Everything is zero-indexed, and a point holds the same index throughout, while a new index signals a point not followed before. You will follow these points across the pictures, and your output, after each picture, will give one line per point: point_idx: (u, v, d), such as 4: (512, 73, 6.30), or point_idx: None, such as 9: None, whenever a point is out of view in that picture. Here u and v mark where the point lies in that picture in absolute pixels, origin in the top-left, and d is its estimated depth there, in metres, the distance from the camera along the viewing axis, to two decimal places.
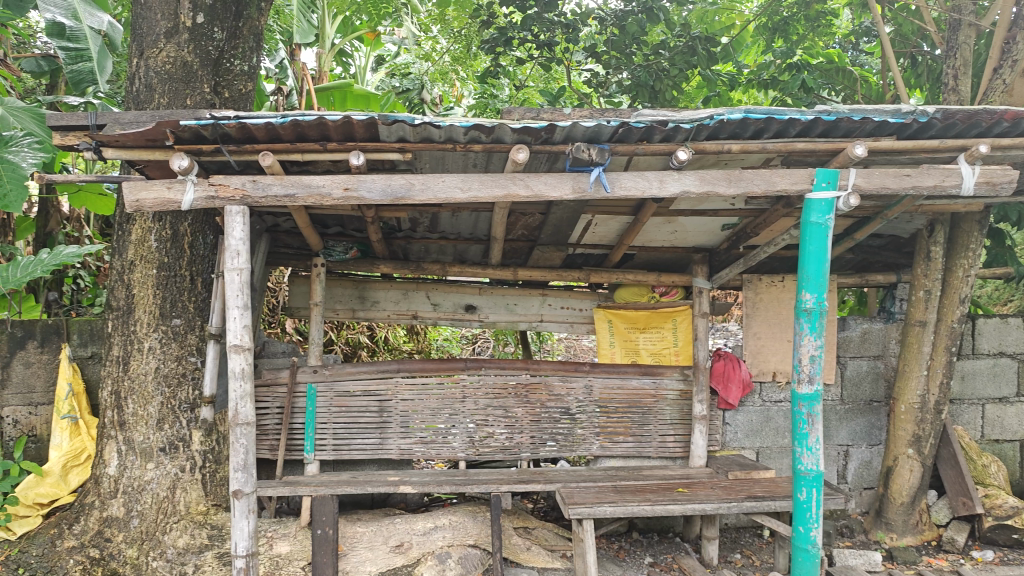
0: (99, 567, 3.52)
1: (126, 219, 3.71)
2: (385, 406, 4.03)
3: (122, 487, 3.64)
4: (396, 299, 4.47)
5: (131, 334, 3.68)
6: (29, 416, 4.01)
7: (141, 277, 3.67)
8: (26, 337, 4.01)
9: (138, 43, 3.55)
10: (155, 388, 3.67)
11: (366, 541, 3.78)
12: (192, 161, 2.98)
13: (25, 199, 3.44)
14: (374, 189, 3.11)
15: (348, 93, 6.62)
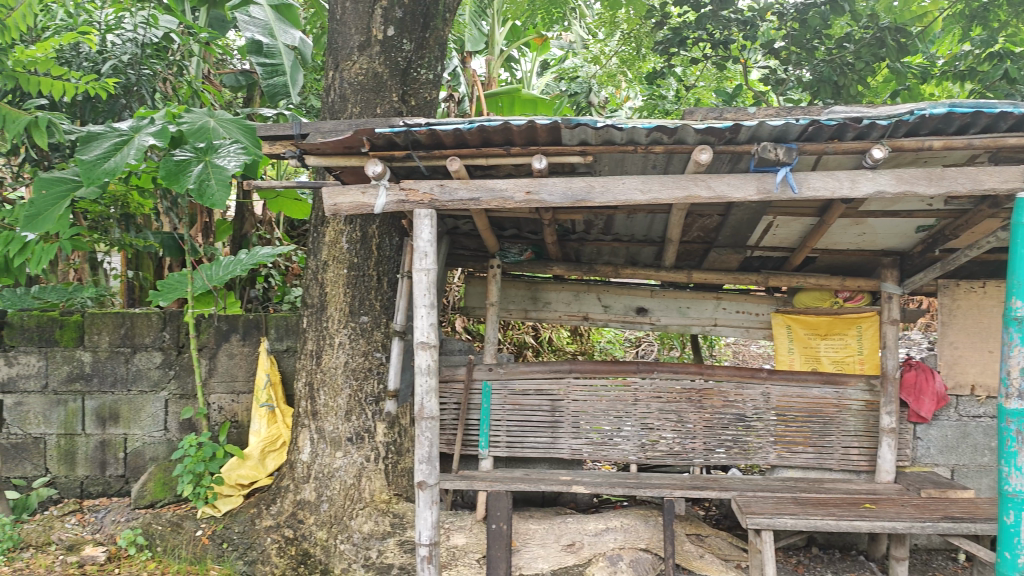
0: (293, 546, 3.79)
1: (320, 222, 3.95)
2: (557, 406, 4.08)
3: (314, 473, 3.88)
4: (568, 300, 4.51)
5: (323, 330, 3.91)
6: (232, 403, 4.34)
7: (333, 276, 3.90)
8: (230, 331, 4.35)
9: (334, 56, 3.79)
10: (344, 381, 3.88)
11: (539, 538, 3.84)
12: (384, 167, 3.15)
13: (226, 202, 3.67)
14: (555, 192, 3.15)
15: (517, 99, 6.76)
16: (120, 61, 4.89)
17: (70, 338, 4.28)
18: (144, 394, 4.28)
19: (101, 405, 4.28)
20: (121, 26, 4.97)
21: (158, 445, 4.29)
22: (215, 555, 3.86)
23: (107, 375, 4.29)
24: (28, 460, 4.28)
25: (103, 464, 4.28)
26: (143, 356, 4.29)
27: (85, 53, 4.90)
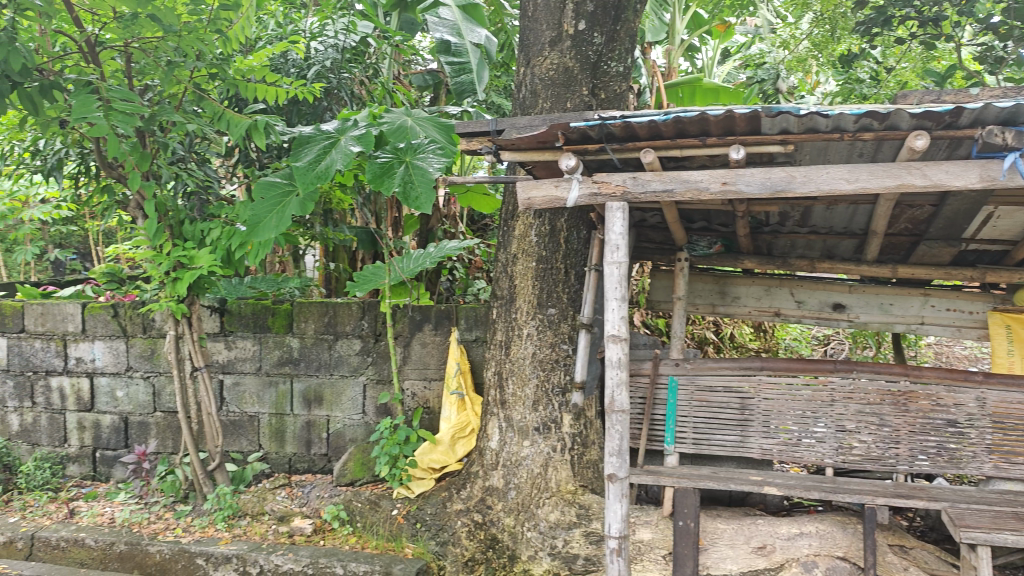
0: (482, 531, 3.92)
1: (510, 216, 4.02)
2: (747, 403, 3.95)
3: (502, 460, 3.97)
4: (758, 295, 4.36)
5: (512, 321, 3.99)
6: (424, 390, 4.52)
7: (522, 269, 3.97)
8: (423, 321, 4.54)
9: (526, 53, 3.88)
10: (531, 371, 3.94)
11: (727, 538, 3.75)
12: (577, 161, 3.19)
13: (433, 202, 3.80)
14: (753, 182, 3.04)
15: (697, 88, 6.50)
16: (323, 67, 5.21)
17: (281, 325, 4.61)
18: (345, 378, 4.55)
19: (307, 388, 4.59)
20: (324, 33, 5.28)
21: (357, 427, 4.55)
22: (410, 534, 4.06)
23: (312, 360, 4.58)
24: (245, 436, 4.69)
25: (309, 443, 4.60)
26: (344, 343, 4.55)
27: (293, 60, 5.29)
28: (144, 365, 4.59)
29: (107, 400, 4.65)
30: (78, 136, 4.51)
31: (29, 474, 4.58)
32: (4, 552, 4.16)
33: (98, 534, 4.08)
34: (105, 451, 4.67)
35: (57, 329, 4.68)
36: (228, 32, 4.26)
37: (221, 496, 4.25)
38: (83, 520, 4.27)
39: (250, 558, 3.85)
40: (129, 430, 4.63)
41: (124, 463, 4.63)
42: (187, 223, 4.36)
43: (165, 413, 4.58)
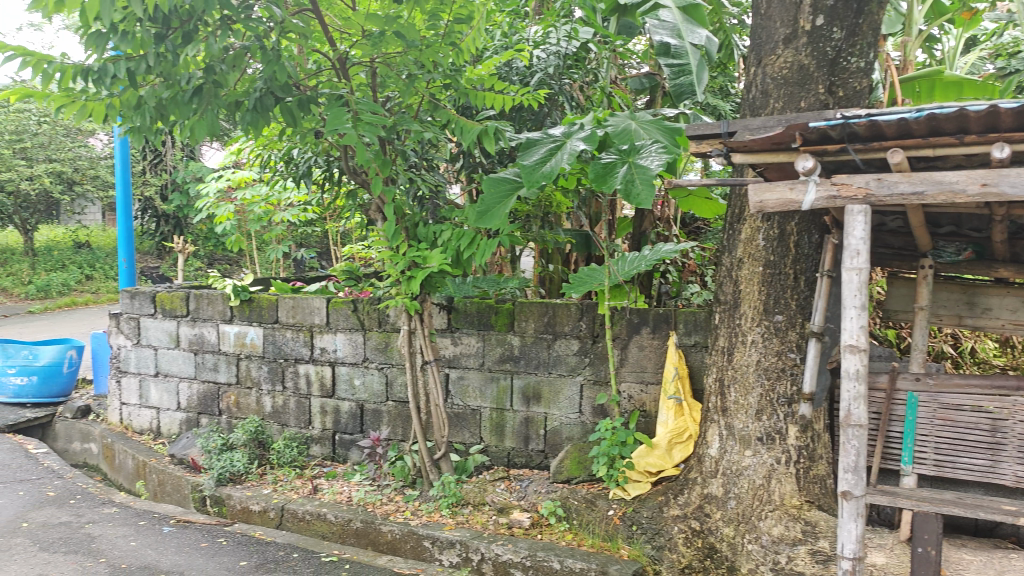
0: (700, 539, 3.85)
1: (737, 219, 3.91)
2: (1000, 426, 3.61)
3: (722, 469, 3.88)
4: (1015, 307, 3.97)
5: (736, 327, 3.88)
6: (641, 393, 4.49)
7: (748, 274, 3.84)
8: (641, 324, 4.47)
9: (758, 52, 3.79)
10: (756, 379, 3.80)
11: (974, 571, 3.44)
12: (815, 161, 3.05)
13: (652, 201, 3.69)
14: (1019, 183, 2.77)
15: (937, 83, 5.92)
16: (546, 73, 5.35)
17: (503, 323, 4.76)
18: (563, 377, 4.62)
19: (526, 385, 4.71)
20: (547, 41, 5.40)
21: (574, 426, 4.62)
22: (625, 535, 4.06)
23: (532, 358, 4.70)
24: (467, 429, 4.92)
25: (527, 438, 4.73)
26: (563, 343, 4.61)
27: (517, 68, 5.47)
28: (378, 357, 4.92)
29: (346, 387, 5.03)
30: (327, 146, 4.93)
31: (280, 452, 5.03)
32: (258, 520, 4.58)
33: (338, 510, 4.43)
34: (343, 434, 5.06)
35: (304, 321, 5.11)
36: (461, 45, 4.51)
37: (446, 484, 4.49)
38: (324, 496, 4.65)
39: (472, 545, 4.03)
40: (364, 417, 4.99)
41: (359, 447, 4.99)
42: (421, 226, 4.65)
43: (397, 403, 4.90)
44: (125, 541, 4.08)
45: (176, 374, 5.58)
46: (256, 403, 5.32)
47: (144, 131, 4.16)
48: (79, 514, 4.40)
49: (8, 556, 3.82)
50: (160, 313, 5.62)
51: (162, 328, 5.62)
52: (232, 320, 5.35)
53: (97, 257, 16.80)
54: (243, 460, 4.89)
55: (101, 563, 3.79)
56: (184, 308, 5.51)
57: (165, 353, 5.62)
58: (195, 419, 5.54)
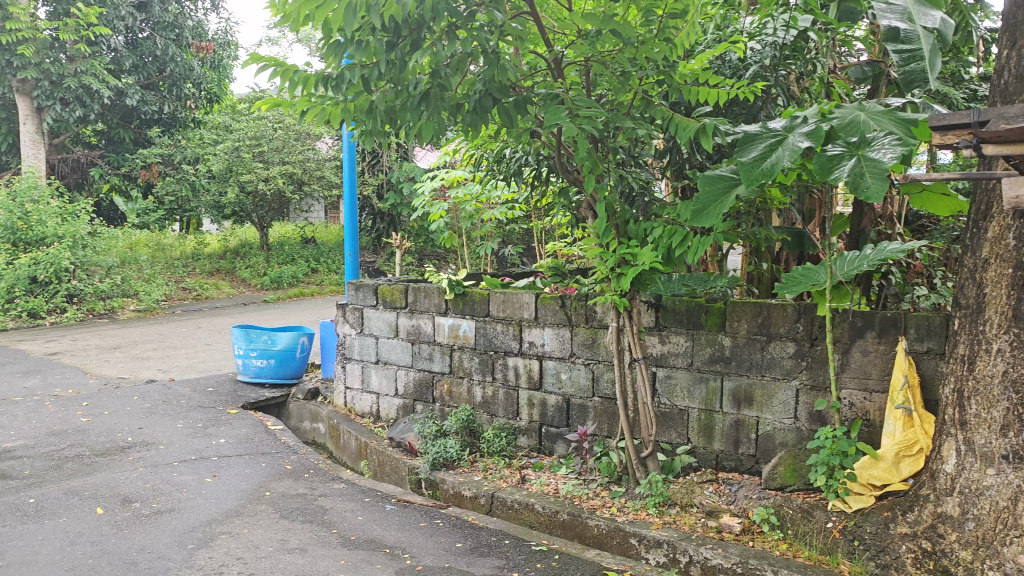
0: (931, 561, 3.59)
1: (984, 216, 3.59)
2: None
3: (959, 487, 3.55)
4: None
5: (979, 334, 3.55)
6: (864, 401, 4.21)
7: (995, 276, 3.48)
8: (865, 327, 4.19)
9: (1011, 33, 3.47)
10: (1002, 392, 3.41)
11: None
12: None
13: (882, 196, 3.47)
14: None
15: None
16: (761, 66, 5.14)
17: (713, 323, 4.63)
18: (777, 381, 4.43)
19: (737, 387, 4.57)
20: (763, 32, 5.21)
21: (788, 432, 4.42)
22: (846, 551, 3.87)
23: (744, 360, 4.54)
24: (674, 428, 4.85)
25: (737, 442, 4.60)
26: (778, 345, 4.41)
27: (730, 61, 5.38)
28: (585, 352, 4.93)
29: (553, 381, 5.09)
30: (540, 145, 5.02)
31: (490, 441, 5.21)
32: (469, 505, 4.76)
33: (545, 502, 4.51)
34: (550, 427, 5.12)
35: (514, 315, 5.25)
36: (676, 39, 4.44)
37: (654, 483, 4.46)
38: (532, 486, 4.76)
39: (681, 547, 3.97)
40: (570, 411, 5.03)
41: (565, 441, 5.05)
42: (631, 223, 4.63)
43: (603, 399, 4.89)
44: (353, 516, 4.39)
45: (395, 362, 5.93)
46: (467, 393, 5.53)
47: (375, 133, 4.43)
48: (313, 487, 4.78)
49: (255, 521, 4.23)
50: (382, 305, 6.00)
51: (384, 319, 5.99)
52: (447, 312, 5.60)
53: (321, 253, 18.19)
54: (456, 447, 5.12)
55: (334, 534, 4.11)
56: (403, 300, 5.85)
57: (385, 341, 5.98)
58: (410, 405, 5.86)
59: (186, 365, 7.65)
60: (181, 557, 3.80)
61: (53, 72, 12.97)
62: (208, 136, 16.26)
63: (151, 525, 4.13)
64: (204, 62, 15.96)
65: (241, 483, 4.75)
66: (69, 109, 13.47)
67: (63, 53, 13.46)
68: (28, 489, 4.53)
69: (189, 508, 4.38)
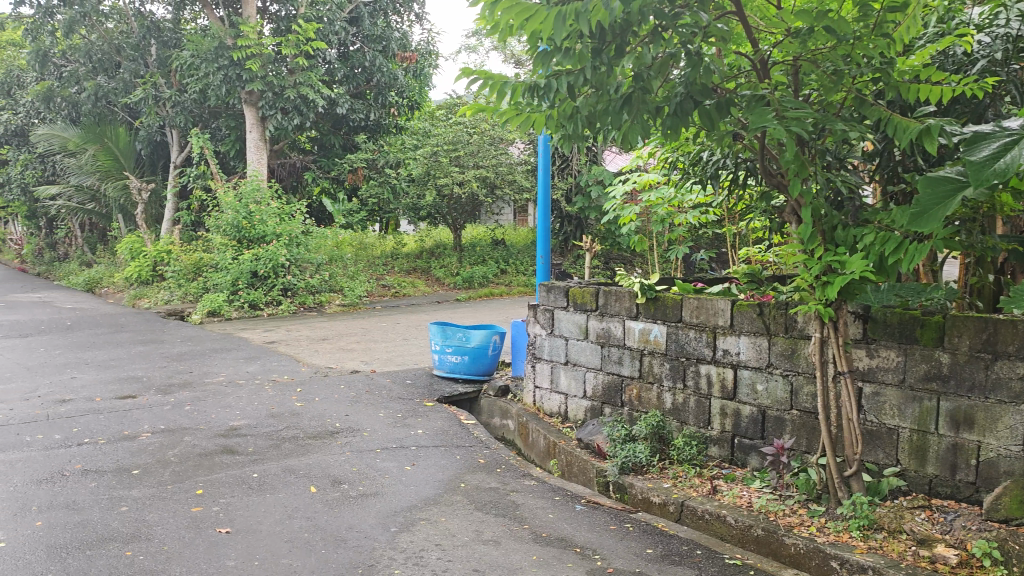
0: None
1: None
2: None
3: None
4: None
5: None
6: None
7: None
8: None
9: None
10: None
11: None
12: None
13: None
14: None
15: None
16: (990, 61, 4.72)
17: (930, 337, 4.30)
18: (1004, 405, 4.03)
19: (956, 408, 4.22)
20: (994, 24, 4.84)
21: (1014, 461, 4.02)
22: None
23: (964, 379, 4.18)
24: (881, 448, 4.56)
25: (954, 467, 4.26)
26: (1005, 365, 4.01)
27: (955, 56, 4.96)
28: (784, 363, 4.72)
29: (748, 391, 4.92)
30: (742, 147, 4.89)
31: (680, 448, 5.14)
32: (658, 512, 4.70)
33: (738, 514, 4.38)
34: (743, 439, 4.96)
35: (708, 322, 5.12)
36: (895, 34, 4.19)
37: (858, 504, 4.20)
38: (724, 498, 4.64)
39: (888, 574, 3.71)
40: (766, 423, 4.84)
41: (760, 453, 4.86)
42: (839, 229, 4.37)
43: (802, 412, 4.67)
44: (545, 513, 4.47)
45: (584, 364, 5.97)
46: (657, 398, 5.46)
47: (576, 138, 4.50)
48: (505, 482, 4.93)
49: (452, 511, 4.41)
50: (573, 307, 6.07)
51: (574, 320, 6.05)
52: (638, 316, 5.57)
53: (511, 254, 18.61)
54: (645, 452, 5.09)
55: (526, 529, 4.20)
56: (594, 303, 5.89)
57: (575, 343, 6.04)
58: (599, 407, 5.88)
59: (386, 358, 8.09)
60: (385, 538, 4.03)
61: (276, 84, 14.14)
62: (408, 142, 17.13)
63: (358, 507, 4.41)
64: (408, 72, 16.82)
65: (437, 473, 4.97)
66: (288, 118, 14.65)
67: (284, 66, 14.65)
68: (252, 464, 4.98)
69: (391, 492, 4.64)
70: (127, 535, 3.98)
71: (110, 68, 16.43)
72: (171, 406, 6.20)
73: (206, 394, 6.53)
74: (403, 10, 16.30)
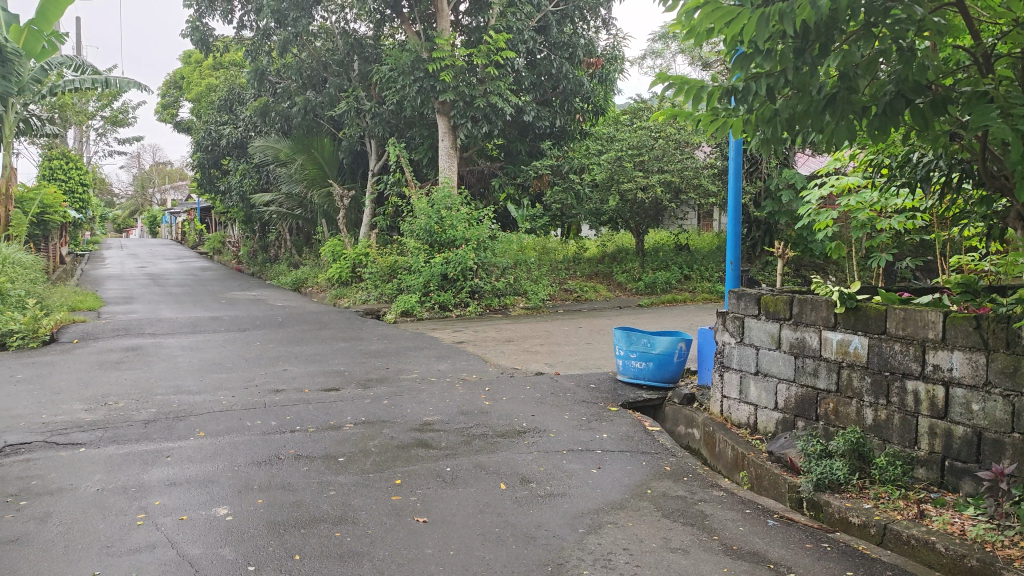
0: None
1: None
2: None
3: None
4: None
5: None
6: None
7: None
8: None
9: None
10: None
11: None
12: None
13: None
14: None
15: None
16: None
17: None
18: None
19: None
20: None
21: None
22: None
23: None
24: None
25: None
26: None
27: None
28: (1004, 382, 4.28)
29: (961, 411, 4.52)
30: (958, 147, 4.55)
31: (882, 468, 4.82)
32: (858, 534, 4.45)
33: (949, 542, 4.03)
34: (955, 461, 4.58)
35: (917, 334, 4.75)
36: None
37: None
38: (933, 523, 4.29)
39: None
40: (982, 446, 4.43)
41: (975, 479, 4.46)
42: None
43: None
44: (735, 525, 4.37)
45: (776, 374, 5.77)
46: (856, 414, 5.16)
47: (773, 141, 4.36)
48: (693, 491, 4.86)
49: (639, 516, 4.40)
50: (764, 315, 5.89)
51: (765, 329, 5.88)
52: (836, 326, 5.29)
53: (695, 260, 18.25)
54: (844, 469, 4.82)
55: (716, 540, 4.12)
56: (787, 312, 5.69)
57: (765, 353, 5.86)
58: (791, 421, 5.66)
59: (570, 361, 8.21)
60: (573, 539, 4.09)
61: (467, 93, 14.69)
62: (592, 148, 17.28)
63: (546, 506, 4.51)
64: (593, 78, 16.96)
65: (624, 478, 4.98)
66: (478, 126, 15.16)
67: (475, 76, 15.18)
68: (445, 459, 5.21)
69: (578, 494, 4.70)
70: (335, 518, 4.28)
71: (318, 83, 17.72)
72: (371, 399, 6.60)
73: (402, 389, 6.90)
74: (590, 17, 16.46)
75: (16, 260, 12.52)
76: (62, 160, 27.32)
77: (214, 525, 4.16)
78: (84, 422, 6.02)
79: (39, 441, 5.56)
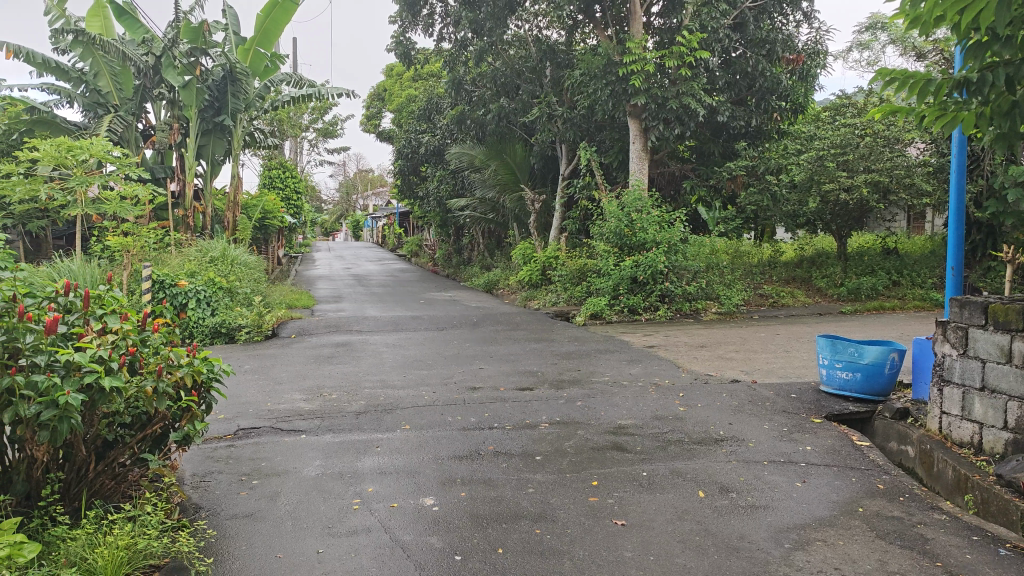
0: None
1: None
2: None
3: None
4: None
5: None
6: None
7: None
8: None
9: None
10: None
11: None
12: None
13: None
14: None
15: None
16: None
17: None
18: None
19: None
20: None
21: None
22: None
23: None
24: None
25: None
26: None
27: None
28: None
29: None
30: None
31: None
32: None
33: None
34: None
35: None
36: None
37: None
38: None
39: None
40: None
41: None
42: None
43: None
44: (961, 552, 4.03)
45: (1006, 390, 5.27)
46: None
47: (1012, 136, 4.01)
48: (910, 512, 4.54)
49: (850, 535, 4.18)
50: (992, 325, 5.40)
51: (993, 341, 5.38)
52: None
53: (904, 264, 17.03)
54: None
55: (939, 567, 3.83)
56: (1020, 322, 5.17)
57: (994, 367, 5.36)
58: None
59: (767, 368, 7.92)
60: (779, 553, 3.94)
61: (660, 95, 14.55)
62: (791, 148, 16.57)
63: (748, 517, 4.38)
64: (793, 74, 16.25)
65: (831, 494, 4.74)
66: (669, 128, 14.96)
67: (667, 78, 14.99)
68: (641, 463, 5.19)
69: (782, 507, 4.53)
70: (535, 515, 4.37)
71: (511, 90, 18.14)
72: (566, 400, 6.69)
73: (595, 392, 6.95)
74: (790, 10, 15.79)
75: (243, 260, 13.80)
76: (281, 169, 29.75)
77: (422, 514, 4.38)
78: (303, 410, 6.54)
79: (267, 426, 6.09)
